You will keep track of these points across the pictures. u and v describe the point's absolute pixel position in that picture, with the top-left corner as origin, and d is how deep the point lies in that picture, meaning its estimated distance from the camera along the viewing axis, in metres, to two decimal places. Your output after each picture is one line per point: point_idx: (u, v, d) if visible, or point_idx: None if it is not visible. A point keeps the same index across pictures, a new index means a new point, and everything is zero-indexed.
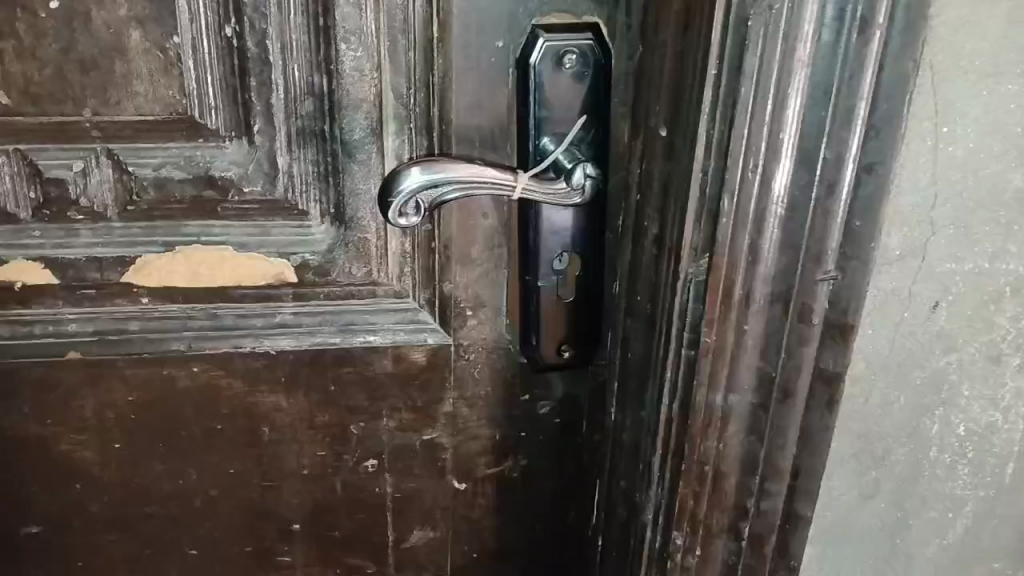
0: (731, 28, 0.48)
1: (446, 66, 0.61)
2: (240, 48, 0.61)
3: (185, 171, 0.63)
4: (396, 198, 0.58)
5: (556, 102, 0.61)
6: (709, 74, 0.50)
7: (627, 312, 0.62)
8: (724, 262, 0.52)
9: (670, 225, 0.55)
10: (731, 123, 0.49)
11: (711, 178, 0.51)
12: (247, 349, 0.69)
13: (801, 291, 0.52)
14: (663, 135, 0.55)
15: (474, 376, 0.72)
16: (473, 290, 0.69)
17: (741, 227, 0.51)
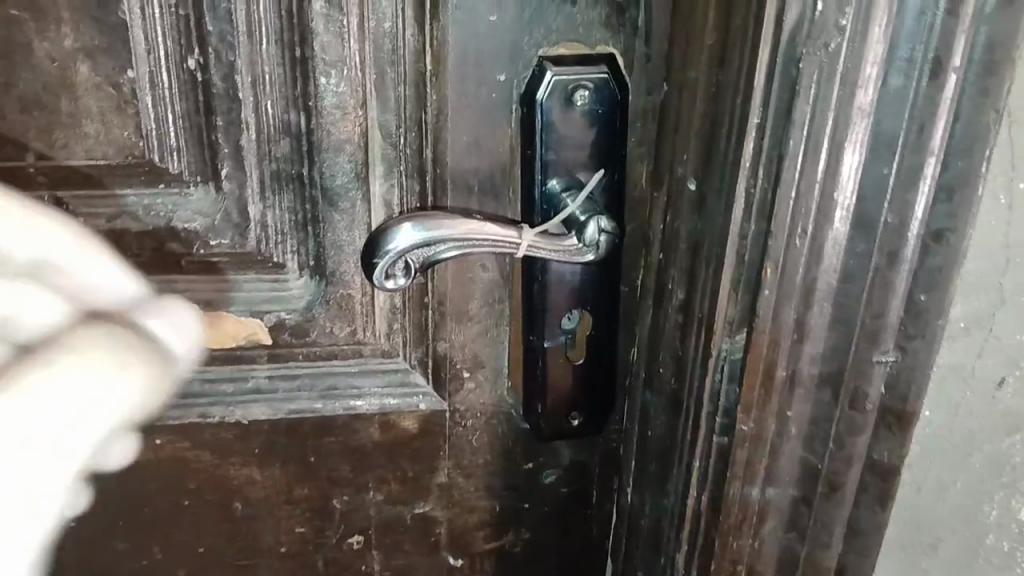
0: (778, 70, 0.40)
1: (440, 103, 0.53)
2: (204, 82, 0.53)
3: (142, 223, 0.56)
4: (382, 258, 0.50)
5: (566, 144, 0.54)
6: (751, 124, 0.42)
7: (645, 384, 0.54)
8: (767, 341, 0.45)
9: (700, 295, 0.47)
10: (776, 181, 0.42)
11: (752, 244, 0.43)
12: (216, 417, 0.61)
13: (855, 374, 0.45)
14: (692, 189, 0.47)
15: (471, 444, 0.64)
16: (471, 350, 0.61)
17: (787, 300, 0.44)
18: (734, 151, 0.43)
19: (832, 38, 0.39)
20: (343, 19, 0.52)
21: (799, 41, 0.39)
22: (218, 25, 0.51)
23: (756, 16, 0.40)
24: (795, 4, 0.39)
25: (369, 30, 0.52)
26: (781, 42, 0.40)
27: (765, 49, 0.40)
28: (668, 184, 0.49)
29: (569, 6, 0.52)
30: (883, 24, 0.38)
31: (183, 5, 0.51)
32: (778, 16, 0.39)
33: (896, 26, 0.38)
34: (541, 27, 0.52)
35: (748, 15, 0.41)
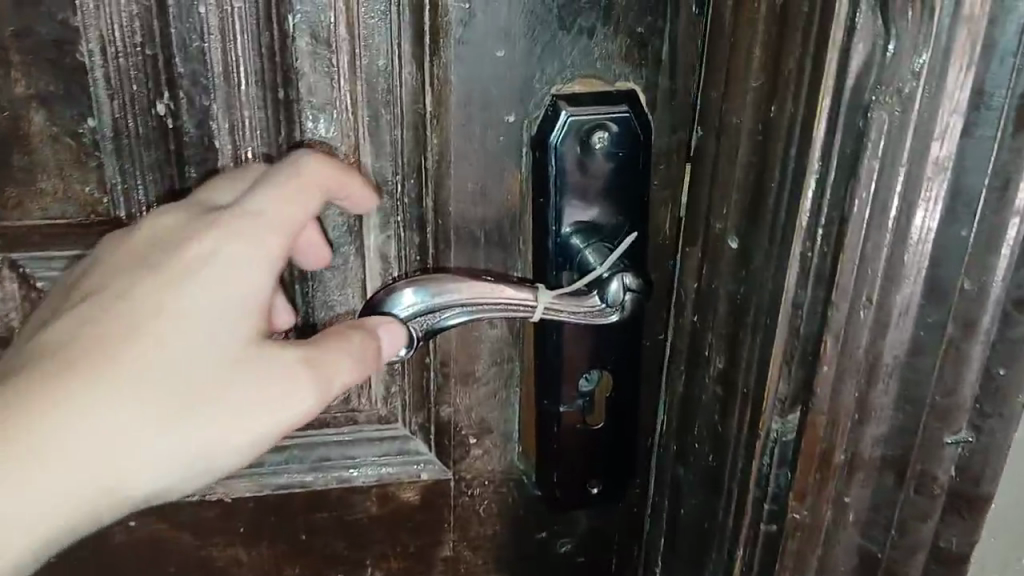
0: (843, 121, 0.35)
1: (442, 148, 0.48)
2: (176, 130, 0.47)
3: None
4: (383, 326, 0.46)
5: (584, 191, 0.47)
6: (811, 177, 0.36)
7: (679, 454, 0.49)
8: (825, 423, 0.39)
9: (744, 365, 0.42)
10: (839, 246, 0.36)
11: (808, 313, 0.38)
12: (194, 496, 0.55)
13: (922, 456, 0.40)
14: (734, 248, 0.42)
15: (478, 514, 0.59)
16: (478, 414, 0.55)
17: (849, 379, 0.38)
18: (785, 209, 0.38)
19: (907, 83, 0.33)
20: (331, 56, 0.46)
21: (866, 87, 0.34)
22: (189, 66, 0.45)
23: (813, 58, 0.35)
24: (862, 45, 0.33)
25: (361, 68, 0.46)
26: (845, 87, 0.34)
27: (825, 96, 0.35)
28: (704, 243, 0.44)
29: (585, 38, 0.46)
30: (966, 68, 0.33)
31: (150, 44, 0.45)
32: (842, 59, 0.34)
33: (982, 69, 0.33)
34: (556, 62, 0.46)
35: (803, 55, 0.36)
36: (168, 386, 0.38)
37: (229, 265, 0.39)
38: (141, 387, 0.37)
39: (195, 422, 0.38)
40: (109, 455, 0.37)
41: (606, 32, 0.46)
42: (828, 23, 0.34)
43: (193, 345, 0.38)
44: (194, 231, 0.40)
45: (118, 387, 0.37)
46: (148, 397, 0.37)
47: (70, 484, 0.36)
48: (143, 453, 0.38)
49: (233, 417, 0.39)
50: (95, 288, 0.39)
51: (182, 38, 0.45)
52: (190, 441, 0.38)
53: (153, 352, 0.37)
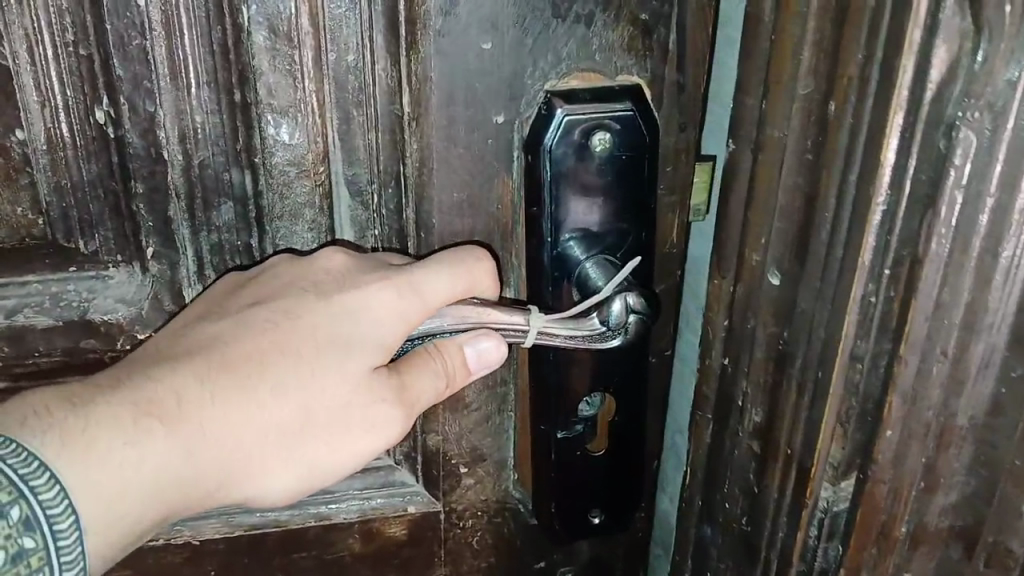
0: (919, 141, 0.30)
1: (423, 153, 0.42)
2: (118, 140, 0.41)
3: (51, 315, 0.44)
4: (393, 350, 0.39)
5: (584, 197, 0.42)
6: (876, 207, 0.31)
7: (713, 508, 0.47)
8: (884, 489, 0.35)
9: (789, 421, 0.39)
10: (911, 289, 0.31)
11: (869, 367, 0.34)
12: (157, 541, 0.50)
13: (996, 527, 0.33)
14: (776, 284, 0.38)
15: (471, 546, 0.54)
16: (470, 441, 0.50)
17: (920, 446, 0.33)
18: (845, 239, 0.33)
19: (1001, 95, 0.27)
20: (292, 52, 0.41)
21: (950, 96, 0.28)
22: (129, 68, 0.40)
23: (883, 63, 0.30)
24: (946, 45, 0.28)
25: (328, 65, 0.41)
26: (924, 102, 0.29)
27: (898, 110, 0.30)
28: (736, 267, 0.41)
29: (583, 26, 0.40)
30: None
31: (84, 43, 0.39)
32: (921, 65, 0.29)
33: None
34: (548, 55, 0.41)
35: (867, 60, 0.31)
36: (307, 407, 0.36)
37: (378, 310, 0.38)
38: (287, 403, 0.36)
39: (311, 438, 0.37)
40: (235, 454, 0.35)
41: (607, 18, 0.41)
42: (903, 22, 0.29)
43: (341, 378, 0.37)
44: (365, 278, 0.38)
45: (266, 398, 0.36)
46: (286, 412, 0.36)
47: (190, 468, 0.34)
48: (256, 452, 0.36)
49: (343, 440, 0.38)
50: (264, 295, 0.38)
51: (119, 36, 0.39)
52: (300, 456, 0.37)
53: (302, 377, 0.36)
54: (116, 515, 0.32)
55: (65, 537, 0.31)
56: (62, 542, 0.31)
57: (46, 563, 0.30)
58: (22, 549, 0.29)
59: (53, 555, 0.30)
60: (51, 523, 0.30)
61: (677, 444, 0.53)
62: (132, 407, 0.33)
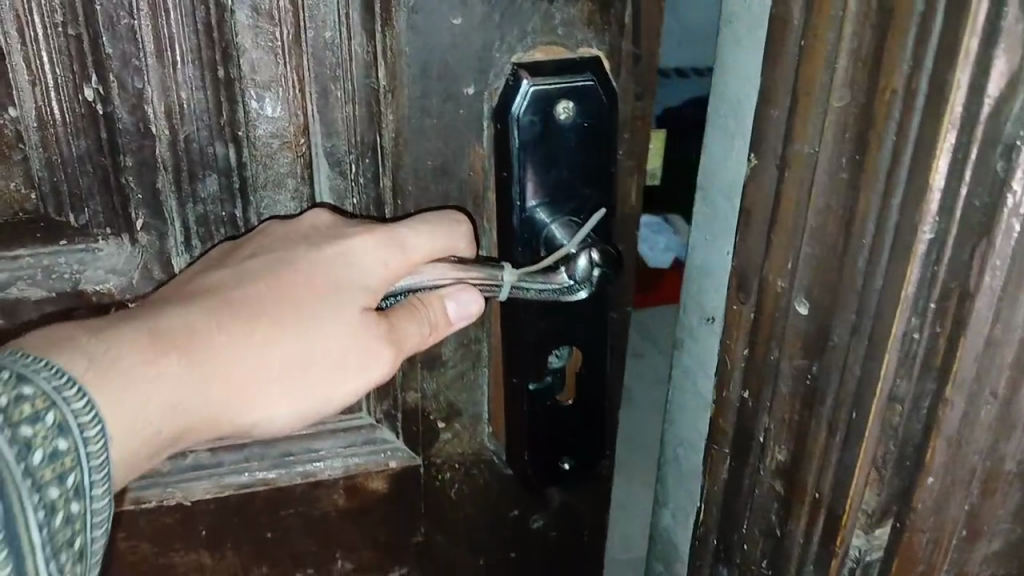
0: (972, 161, 0.31)
1: (398, 126, 0.45)
2: (107, 116, 0.43)
3: (43, 287, 0.46)
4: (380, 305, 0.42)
5: (551, 163, 0.45)
6: (923, 237, 0.33)
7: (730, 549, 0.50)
8: (923, 539, 0.39)
9: (819, 451, 0.41)
10: (960, 329, 0.33)
11: (909, 409, 0.37)
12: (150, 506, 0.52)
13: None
14: (804, 314, 0.40)
15: (451, 498, 0.57)
16: (446, 398, 0.53)
17: (964, 493, 0.38)
18: (885, 269, 0.35)
19: None
20: (273, 30, 0.43)
21: (1009, 116, 0.29)
22: (117, 46, 0.41)
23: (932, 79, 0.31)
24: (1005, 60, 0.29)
25: (307, 42, 0.43)
26: (978, 122, 0.30)
27: (950, 127, 0.31)
28: (758, 297, 0.43)
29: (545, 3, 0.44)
30: None
31: (73, 24, 0.41)
32: (977, 78, 0.30)
33: None
34: (514, 28, 0.44)
35: (914, 70, 0.32)
36: (304, 335, 0.39)
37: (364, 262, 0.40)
38: (286, 331, 0.38)
39: (308, 368, 0.39)
40: (241, 385, 0.37)
41: None
42: (958, 30, 0.30)
43: (335, 309, 0.39)
44: (347, 232, 0.41)
45: (268, 333, 0.38)
46: (288, 347, 0.38)
47: (201, 389, 0.36)
48: (258, 379, 0.38)
49: (339, 371, 0.40)
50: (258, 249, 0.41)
51: (108, 16, 0.41)
52: (299, 389, 0.39)
53: (299, 316, 0.39)
54: (137, 431, 0.33)
55: (95, 442, 0.29)
56: (93, 448, 0.29)
57: (78, 466, 0.28)
58: (56, 449, 0.28)
59: (83, 457, 0.29)
60: (80, 428, 0.29)
61: (678, 457, 0.59)
62: (147, 334, 0.35)
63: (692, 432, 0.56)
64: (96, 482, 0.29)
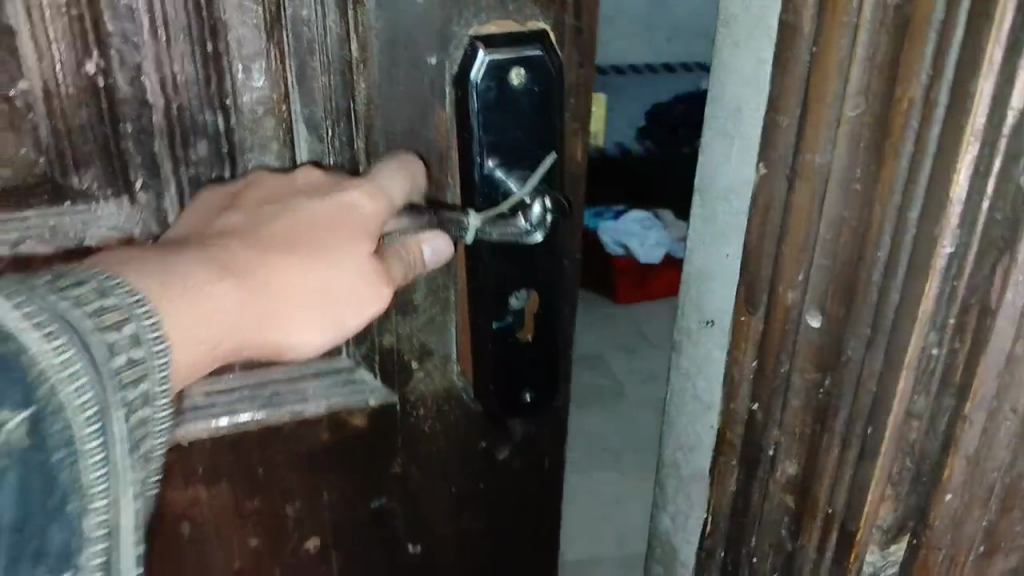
0: (993, 176, 0.39)
1: (370, 92, 0.51)
2: (107, 88, 0.48)
3: (50, 246, 0.51)
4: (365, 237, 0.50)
5: (507, 124, 0.51)
6: (942, 254, 0.42)
7: (738, 559, 0.62)
8: (940, 556, 0.48)
9: (831, 476, 0.52)
10: (978, 343, 0.42)
11: (925, 421, 0.46)
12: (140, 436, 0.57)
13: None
14: (817, 325, 0.50)
15: (424, 432, 0.63)
16: (418, 339, 0.59)
17: (981, 511, 0.46)
18: (900, 285, 0.44)
19: None
20: (257, 8, 0.48)
21: None
22: (118, 25, 0.46)
23: (952, 87, 0.40)
24: None
25: (287, 18, 0.49)
26: (1003, 131, 0.38)
27: (972, 138, 0.39)
28: (766, 310, 0.54)
29: None
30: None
31: (77, 5, 0.46)
32: (997, 90, 0.38)
33: None
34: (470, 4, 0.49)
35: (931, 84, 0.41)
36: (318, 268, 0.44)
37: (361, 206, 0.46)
38: (303, 264, 0.44)
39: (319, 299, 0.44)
40: (261, 309, 0.42)
41: None
42: (977, 50, 0.38)
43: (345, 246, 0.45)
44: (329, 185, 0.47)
45: (286, 264, 0.43)
46: (305, 278, 0.44)
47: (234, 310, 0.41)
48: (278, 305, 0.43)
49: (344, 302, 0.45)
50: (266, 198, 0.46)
51: None
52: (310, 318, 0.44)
53: (314, 251, 0.44)
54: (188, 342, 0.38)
55: (168, 362, 0.36)
56: (159, 362, 0.36)
57: (149, 374, 0.35)
58: (133, 356, 0.34)
59: (152, 368, 0.35)
60: (151, 343, 0.36)
61: (677, 462, 0.73)
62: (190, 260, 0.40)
63: (690, 433, 0.70)
64: (164, 391, 0.36)
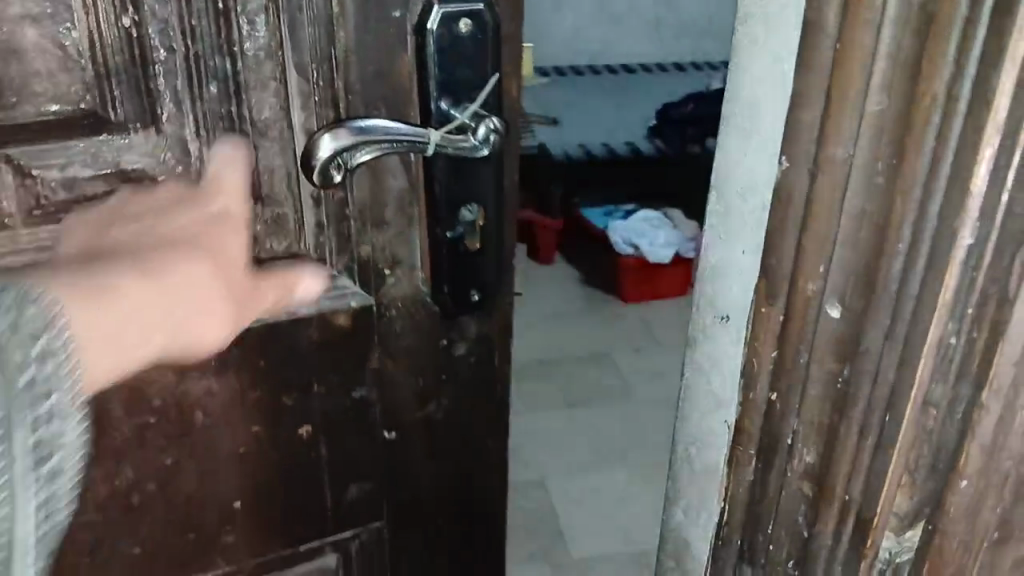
0: (1013, 167, 0.46)
1: (347, 42, 0.64)
2: (140, 38, 0.60)
3: (93, 168, 0.63)
4: (348, 128, 0.64)
5: (455, 65, 0.65)
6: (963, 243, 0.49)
7: (755, 545, 0.71)
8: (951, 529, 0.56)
9: (849, 459, 0.60)
10: (996, 330, 0.49)
11: (943, 408, 0.54)
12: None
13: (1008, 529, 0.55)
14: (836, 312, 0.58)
15: (396, 330, 0.76)
16: (389, 249, 0.73)
17: (994, 501, 0.54)
18: (923, 273, 0.52)
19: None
20: None
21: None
22: None
23: (975, 81, 0.46)
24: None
25: None
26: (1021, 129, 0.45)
27: (995, 133, 0.46)
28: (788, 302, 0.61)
29: None
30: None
31: None
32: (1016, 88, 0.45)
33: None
34: None
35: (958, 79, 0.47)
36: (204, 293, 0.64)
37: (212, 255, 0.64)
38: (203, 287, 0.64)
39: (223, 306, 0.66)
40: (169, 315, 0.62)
41: None
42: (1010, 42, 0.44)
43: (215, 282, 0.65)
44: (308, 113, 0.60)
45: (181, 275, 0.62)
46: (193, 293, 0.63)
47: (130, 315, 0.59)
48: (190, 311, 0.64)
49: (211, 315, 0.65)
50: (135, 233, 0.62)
51: None
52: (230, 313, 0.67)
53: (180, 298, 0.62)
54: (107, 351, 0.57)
55: (70, 393, 0.48)
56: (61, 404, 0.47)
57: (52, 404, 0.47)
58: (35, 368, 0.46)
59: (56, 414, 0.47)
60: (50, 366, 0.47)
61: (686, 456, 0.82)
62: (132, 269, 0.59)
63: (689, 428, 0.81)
64: (64, 416, 0.48)
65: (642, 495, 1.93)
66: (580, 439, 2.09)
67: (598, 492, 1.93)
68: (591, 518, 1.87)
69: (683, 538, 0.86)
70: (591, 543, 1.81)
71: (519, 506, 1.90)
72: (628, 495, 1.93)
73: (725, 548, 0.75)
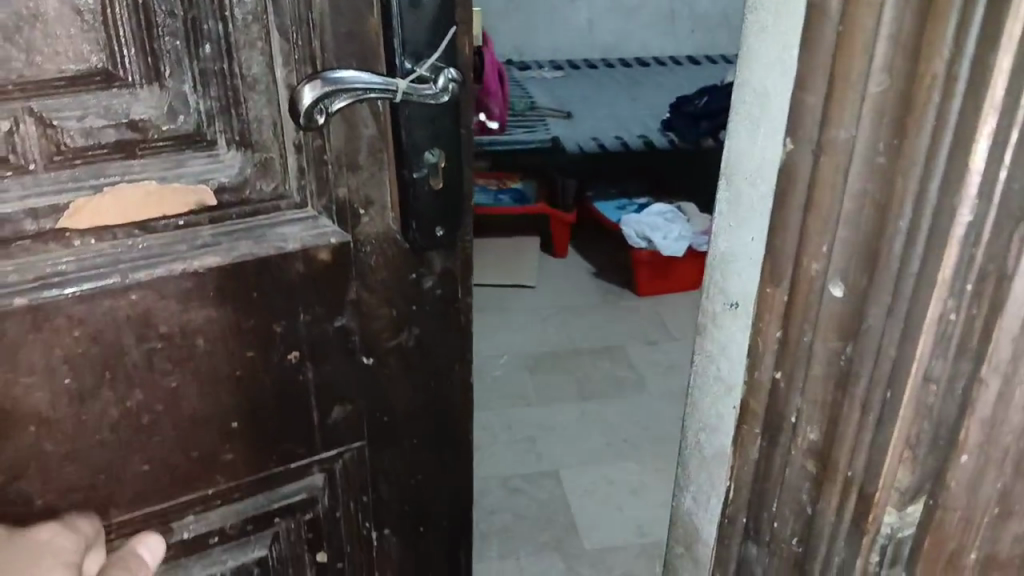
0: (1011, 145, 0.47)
1: (322, 7, 0.73)
2: (145, 5, 0.69)
3: (105, 119, 0.72)
4: (328, 77, 0.74)
5: (415, 24, 0.76)
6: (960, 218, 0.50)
7: (761, 524, 0.74)
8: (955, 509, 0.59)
9: (849, 442, 0.62)
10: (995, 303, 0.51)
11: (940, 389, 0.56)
12: (106, 187, 0.74)
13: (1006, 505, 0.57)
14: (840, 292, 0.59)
15: (371, 264, 0.87)
16: (363, 191, 0.83)
17: (994, 475, 0.57)
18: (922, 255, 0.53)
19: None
20: None
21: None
22: None
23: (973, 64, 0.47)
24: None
25: None
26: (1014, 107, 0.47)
27: (992, 111, 0.47)
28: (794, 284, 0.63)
29: None
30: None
31: None
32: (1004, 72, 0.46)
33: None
34: None
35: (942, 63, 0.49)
36: None
37: None
38: None
39: None
40: None
41: None
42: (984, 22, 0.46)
43: None
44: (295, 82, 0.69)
45: None
46: None
47: None
48: None
49: None
50: None
51: None
52: None
53: None
54: None
55: None
56: None
57: None
58: None
59: None
60: None
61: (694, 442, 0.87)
62: None
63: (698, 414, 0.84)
64: None
65: (651, 486, 2.10)
66: (594, 439, 2.24)
67: (607, 485, 2.10)
68: (598, 513, 2.02)
69: (692, 523, 0.91)
70: (601, 536, 1.96)
71: (533, 497, 2.06)
72: (639, 485, 2.10)
73: (731, 527, 0.78)
